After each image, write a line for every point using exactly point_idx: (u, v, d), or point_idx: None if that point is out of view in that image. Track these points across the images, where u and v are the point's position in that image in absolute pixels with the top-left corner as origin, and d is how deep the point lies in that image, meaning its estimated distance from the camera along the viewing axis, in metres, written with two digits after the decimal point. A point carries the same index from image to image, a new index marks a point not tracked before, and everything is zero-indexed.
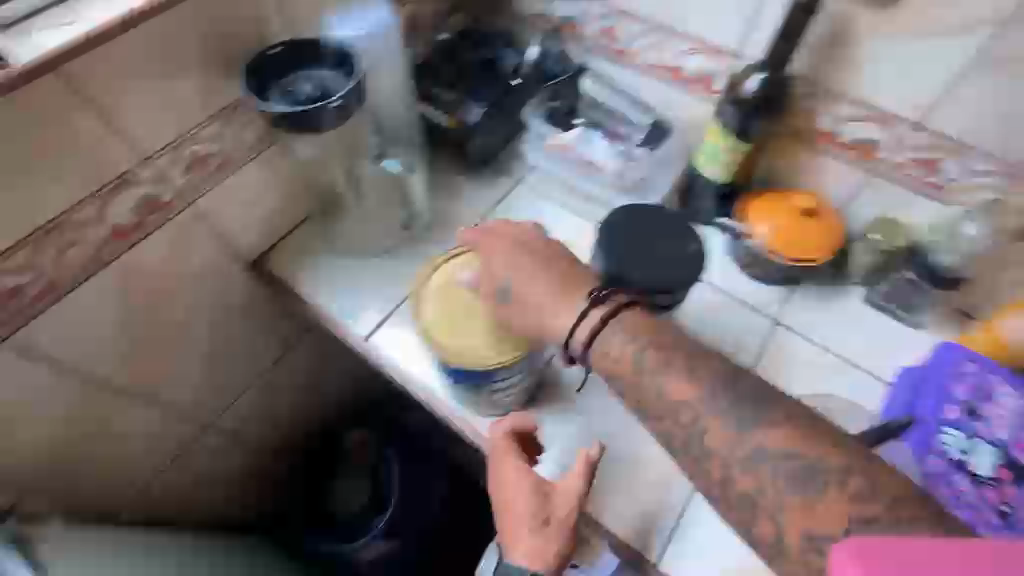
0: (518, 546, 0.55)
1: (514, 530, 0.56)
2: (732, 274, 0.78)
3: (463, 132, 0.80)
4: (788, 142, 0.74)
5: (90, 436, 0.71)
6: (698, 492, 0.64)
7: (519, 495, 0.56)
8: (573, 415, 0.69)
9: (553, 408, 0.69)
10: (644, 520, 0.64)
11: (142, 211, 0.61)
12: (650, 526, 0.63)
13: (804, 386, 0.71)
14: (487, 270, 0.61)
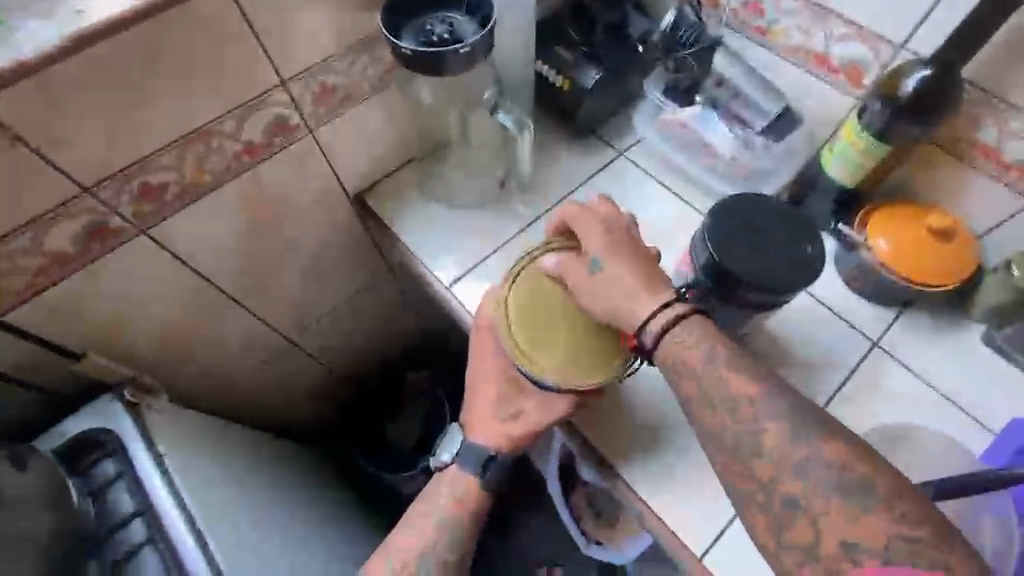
0: (480, 428, 0.67)
1: (479, 416, 0.68)
2: (836, 287, 0.73)
3: (577, 96, 0.78)
4: (938, 154, 0.67)
5: (198, 331, 0.79)
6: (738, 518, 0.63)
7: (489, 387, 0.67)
8: (628, 412, 0.69)
9: (612, 402, 0.70)
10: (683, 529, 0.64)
11: (272, 131, 0.65)
12: (687, 536, 0.64)
13: (895, 416, 0.66)
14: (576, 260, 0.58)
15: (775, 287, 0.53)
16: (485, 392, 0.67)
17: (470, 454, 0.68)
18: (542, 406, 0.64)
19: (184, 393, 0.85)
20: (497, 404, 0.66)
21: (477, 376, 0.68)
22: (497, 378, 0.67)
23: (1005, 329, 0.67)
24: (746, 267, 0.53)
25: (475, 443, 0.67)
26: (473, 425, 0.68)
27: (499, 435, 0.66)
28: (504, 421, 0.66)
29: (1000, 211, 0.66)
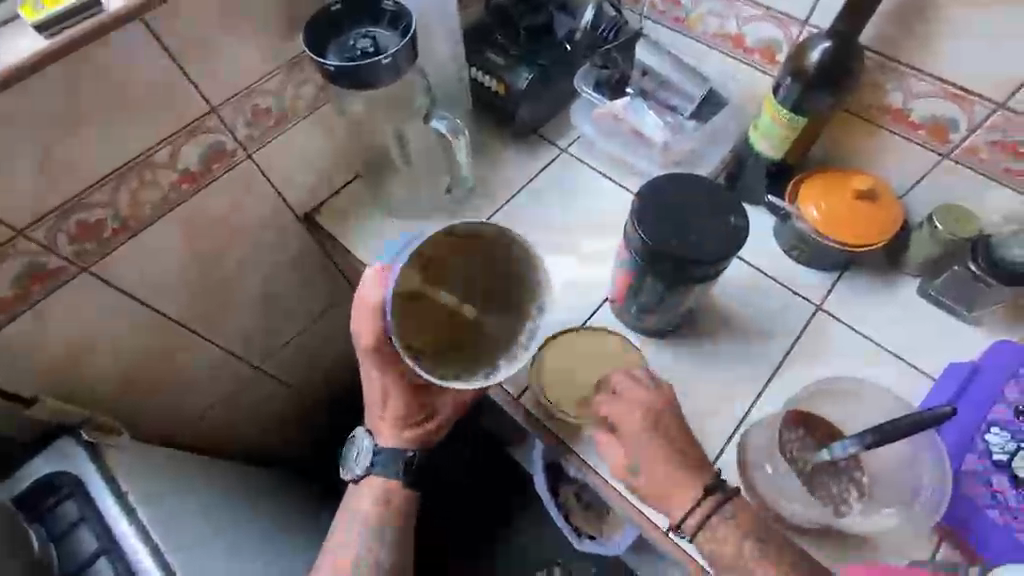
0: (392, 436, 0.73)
1: (386, 424, 0.73)
2: (775, 257, 0.76)
3: (511, 98, 0.80)
4: (855, 121, 0.69)
5: (158, 364, 0.79)
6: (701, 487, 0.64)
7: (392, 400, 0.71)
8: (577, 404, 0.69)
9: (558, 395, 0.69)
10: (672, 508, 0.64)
11: (208, 158, 0.66)
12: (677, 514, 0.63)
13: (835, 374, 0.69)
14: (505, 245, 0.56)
15: (704, 261, 0.55)
16: (393, 397, 0.70)
17: (382, 460, 0.73)
18: (453, 397, 0.72)
19: (150, 428, 0.85)
20: (408, 407, 0.71)
21: (383, 386, 0.70)
22: (398, 391, 0.70)
23: (936, 279, 0.70)
24: (674, 246, 0.56)
25: (387, 446, 0.73)
26: (383, 429, 0.74)
27: (409, 436, 0.73)
28: (413, 418, 0.72)
29: (917, 169, 0.68)
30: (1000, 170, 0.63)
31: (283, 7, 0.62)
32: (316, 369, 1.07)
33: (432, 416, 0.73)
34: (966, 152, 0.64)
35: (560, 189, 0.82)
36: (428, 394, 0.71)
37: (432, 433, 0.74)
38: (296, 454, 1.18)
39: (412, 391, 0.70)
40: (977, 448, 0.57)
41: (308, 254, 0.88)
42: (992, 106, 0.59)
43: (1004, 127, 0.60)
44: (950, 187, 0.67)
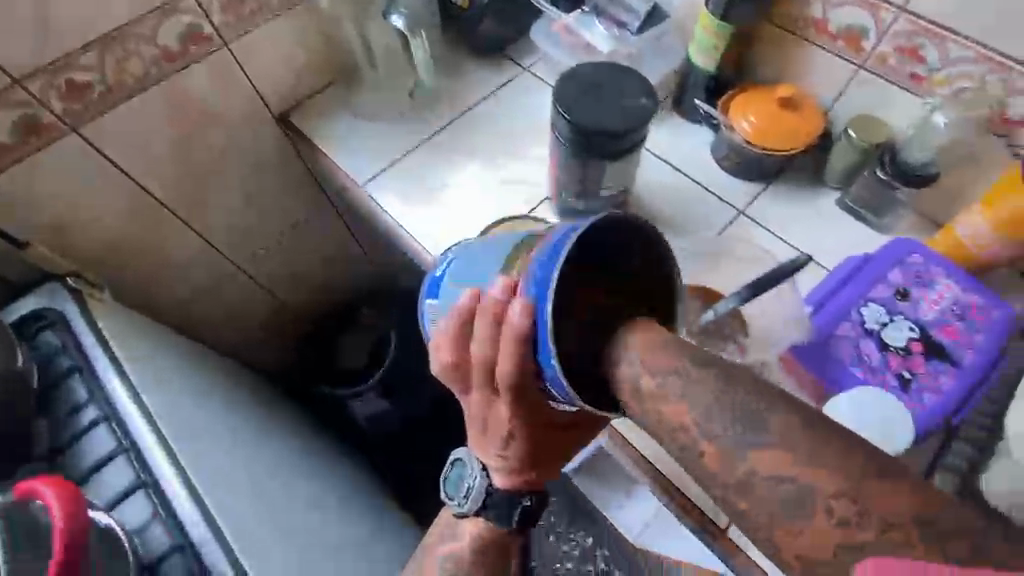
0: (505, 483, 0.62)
1: (503, 476, 0.62)
2: (709, 169, 0.81)
3: (476, 14, 0.86)
4: (781, 34, 0.74)
5: (143, 240, 0.87)
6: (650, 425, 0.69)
7: (509, 457, 0.59)
8: None
9: None
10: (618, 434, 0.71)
11: (187, 40, 0.73)
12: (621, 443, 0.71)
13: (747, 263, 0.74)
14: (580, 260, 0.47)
15: (620, 132, 0.61)
16: (512, 446, 0.57)
17: (496, 507, 0.64)
18: (573, 436, 0.59)
19: (137, 306, 0.94)
20: (528, 455, 0.58)
21: (500, 429, 0.55)
22: (515, 453, 0.58)
23: (851, 190, 0.75)
24: (591, 120, 0.61)
25: (501, 493, 0.63)
26: (498, 478, 0.62)
27: (530, 483, 0.62)
28: (528, 467, 0.60)
29: (837, 82, 0.73)
30: (906, 75, 0.67)
31: None
32: (296, 282, 1.15)
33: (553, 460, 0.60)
34: (877, 61, 0.68)
35: (518, 104, 0.89)
36: (549, 437, 0.57)
37: (548, 478, 0.63)
38: (278, 365, 1.27)
39: (531, 451, 0.58)
40: (852, 317, 0.62)
41: (290, 159, 0.95)
42: (896, 11, 0.64)
43: (906, 32, 0.64)
44: (866, 98, 0.72)
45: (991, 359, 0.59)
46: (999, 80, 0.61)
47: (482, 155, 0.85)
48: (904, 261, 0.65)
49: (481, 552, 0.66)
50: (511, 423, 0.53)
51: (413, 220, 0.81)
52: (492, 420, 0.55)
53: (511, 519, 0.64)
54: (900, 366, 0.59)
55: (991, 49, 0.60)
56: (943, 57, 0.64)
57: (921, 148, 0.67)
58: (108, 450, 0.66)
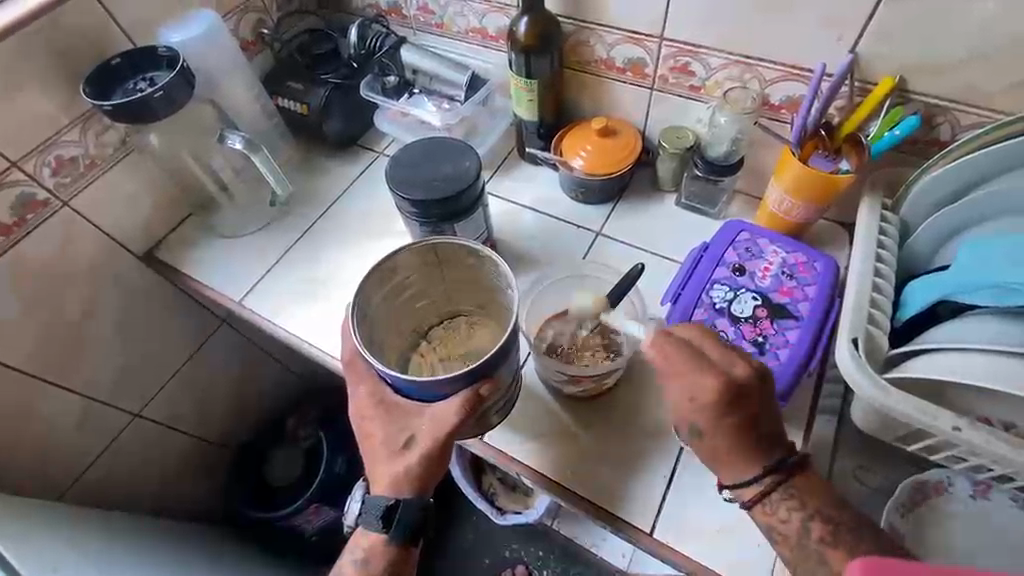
0: (376, 479, 0.61)
1: (375, 469, 0.62)
2: (560, 202, 0.88)
3: (316, 117, 0.91)
4: (582, 77, 0.85)
5: (15, 418, 0.82)
6: (627, 472, 0.65)
7: (370, 441, 0.61)
8: (531, 428, 0.69)
9: (513, 428, 0.69)
10: (602, 499, 0.64)
11: (21, 210, 0.73)
12: (614, 509, 0.63)
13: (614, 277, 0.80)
14: (684, 414, 0.55)
15: (453, 196, 0.66)
16: (371, 437, 0.61)
17: (371, 510, 0.60)
18: (429, 424, 0.58)
19: (28, 489, 0.87)
20: (385, 442, 0.60)
21: (358, 411, 0.62)
22: (372, 434, 0.60)
23: (682, 191, 0.85)
24: (424, 190, 0.66)
25: (377, 493, 0.61)
26: (374, 474, 0.61)
27: (401, 478, 0.59)
28: (394, 460, 0.60)
29: (640, 103, 0.84)
30: (687, 87, 0.78)
31: (69, 68, 0.72)
32: (205, 413, 1.11)
33: (416, 452, 0.59)
34: (661, 81, 0.79)
35: (376, 184, 0.93)
36: (404, 422, 0.59)
37: (426, 478, 0.60)
38: (207, 504, 1.19)
39: (387, 427, 0.60)
40: (704, 301, 0.69)
41: (163, 293, 0.94)
42: (658, 40, 0.75)
43: (674, 54, 0.76)
44: (666, 111, 0.83)
45: (824, 307, 0.67)
46: (754, 75, 0.73)
47: (351, 243, 0.87)
48: (736, 240, 0.73)
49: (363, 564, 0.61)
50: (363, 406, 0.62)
51: (296, 322, 0.81)
52: (357, 407, 0.62)
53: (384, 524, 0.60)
54: (753, 333, 0.66)
55: (738, 55, 0.72)
56: (706, 68, 0.75)
57: (720, 143, 0.77)
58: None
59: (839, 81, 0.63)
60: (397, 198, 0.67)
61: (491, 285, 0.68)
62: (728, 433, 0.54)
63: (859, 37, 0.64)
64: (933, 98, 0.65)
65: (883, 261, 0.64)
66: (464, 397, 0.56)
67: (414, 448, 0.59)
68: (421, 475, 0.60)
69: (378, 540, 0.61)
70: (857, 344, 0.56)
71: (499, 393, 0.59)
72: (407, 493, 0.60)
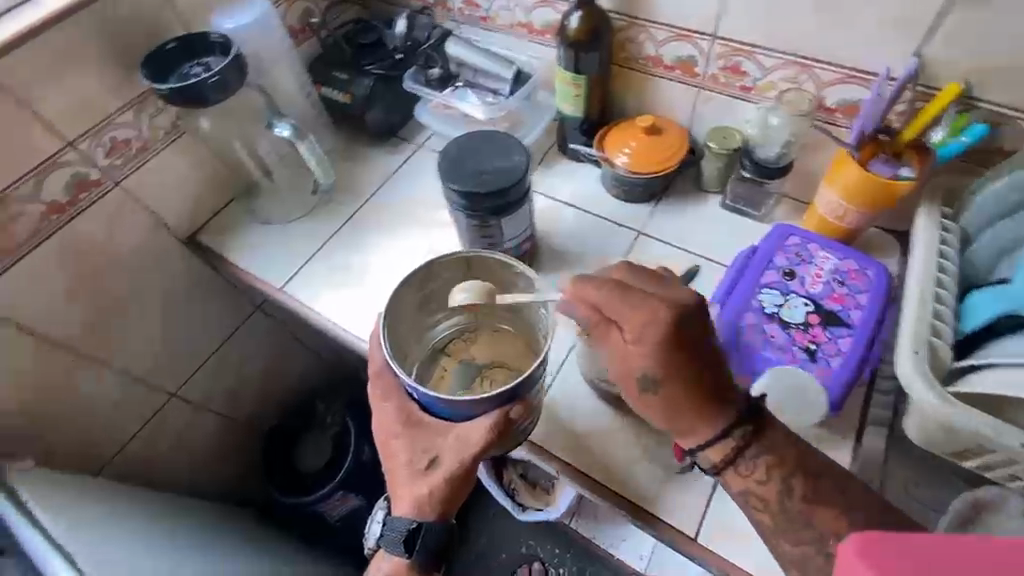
0: (401, 499, 0.64)
1: (399, 489, 0.64)
2: (599, 199, 0.88)
3: (359, 106, 0.92)
4: (632, 74, 0.84)
5: (58, 393, 0.83)
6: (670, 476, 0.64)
7: (397, 460, 0.64)
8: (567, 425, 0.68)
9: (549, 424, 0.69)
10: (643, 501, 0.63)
11: (75, 189, 0.74)
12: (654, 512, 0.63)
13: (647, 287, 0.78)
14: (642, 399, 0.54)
15: (500, 189, 0.66)
16: (398, 459, 0.64)
17: (393, 532, 0.64)
18: (453, 448, 0.61)
19: (65, 465, 0.88)
20: (412, 465, 0.63)
21: (385, 433, 0.65)
22: (398, 456, 0.64)
23: (728, 192, 0.83)
24: (464, 183, 0.66)
25: (400, 514, 0.64)
26: (398, 494, 0.65)
27: (425, 499, 0.62)
28: (419, 482, 0.63)
29: (687, 103, 0.82)
30: (738, 88, 0.77)
31: (126, 50, 0.73)
32: (236, 395, 1.12)
33: (441, 476, 0.62)
34: (711, 80, 0.78)
35: (415, 176, 0.93)
36: (431, 443, 0.63)
37: (451, 499, 0.63)
38: (231, 488, 1.20)
39: (415, 446, 0.63)
40: (752, 306, 0.67)
41: (203, 276, 0.95)
42: (711, 39, 0.74)
43: (726, 53, 0.74)
44: (714, 113, 0.81)
45: (878, 317, 0.65)
46: (808, 77, 0.71)
47: (388, 233, 0.88)
48: (784, 246, 0.71)
49: None
50: (393, 421, 0.65)
51: (335, 310, 0.81)
52: (383, 426, 0.66)
53: (405, 545, 0.63)
54: (804, 340, 0.64)
55: (793, 55, 0.70)
56: (760, 68, 0.74)
57: (773, 144, 0.76)
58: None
59: (903, 86, 0.62)
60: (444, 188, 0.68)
61: (523, 312, 0.69)
62: (686, 411, 0.53)
63: (926, 40, 0.62)
64: (1001, 105, 0.63)
65: (945, 272, 0.62)
66: (509, 424, 0.59)
67: (440, 476, 0.62)
68: (447, 496, 0.63)
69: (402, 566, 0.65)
70: (921, 352, 0.55)
71: (529, 415, 0.61)
72: (431, 514, 0.63)
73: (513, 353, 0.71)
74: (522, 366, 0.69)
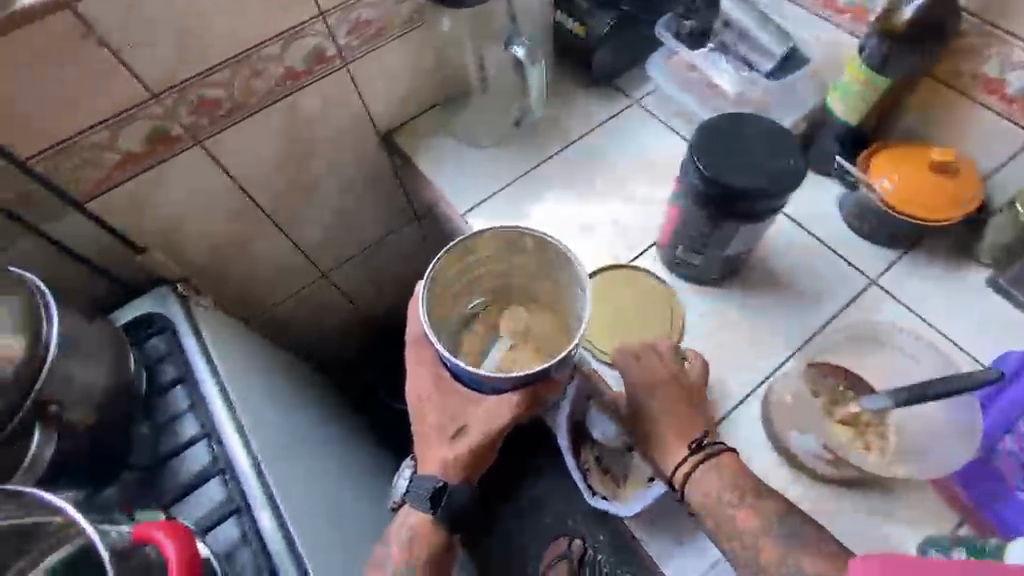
0: (429, 460, 0.62)
1: (428, 450, 0.63)
2: (832, 224, 0.74)
3: (589, 43, 0.82)
4: (946, 92, 0.67)
5: (241, 244, 0.89)
6: None
7: (428, 421, 0.63)
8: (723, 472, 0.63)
9: None
10: None
11: (311, 60, 0.74)
12: None
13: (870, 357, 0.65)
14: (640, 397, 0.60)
15: (762, 194, 0.56)
16: (429, 421, 0.62)
17: (417, 491, 0.62)
18: (484, 414, 0.60)
19: (228, 308, 0.96)
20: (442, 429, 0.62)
21: (418, 395, 0.63)
22: (430, 416, 0.62)
23: (1010, 270, 0.67)
24: (731, 176, 0.56)
25: (424, 475, 0.62)
26: (424, 455, 0.63)
27: (452, 462, 0.61)
28: (449, 444, 0.61)
29: (1003, 148, 0.66)
30: None
31: None
32: (374, 291, 1.14)
33: (469, 441, 0.61)
34: None
35: (624, 134, 0.84)
36: (462, 408, 0.61)
37: (477, 465, 0.62)
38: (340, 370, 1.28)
39: (447, 408, 0.62)
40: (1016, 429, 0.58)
41: (384, 173, 0.95)
42: None
43: None
44: None
45: None
46: None
47: (580, 189, 0.81)
48: None
49: (406, 546, 0.62)
50: (426, 385, 0.63)
51: None
52: (414, 387, 0.64)
53: (430, 504, 0.61)
54: None
55: None
56: None
57: None
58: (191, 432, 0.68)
59: None
60: (692, 168, 0.59)
61: (543, 282, 0.65)
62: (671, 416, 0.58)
63: None
64: None
65: None
66: (536, 395, 0.57)
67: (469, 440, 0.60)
68: (472, 462, 0.61)
69: (425, 526, 0.62)
70: None
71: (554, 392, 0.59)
72: (457, 477, 0.61)
73: (537, 328, 0.66)
74: (556, 346, 0.64)
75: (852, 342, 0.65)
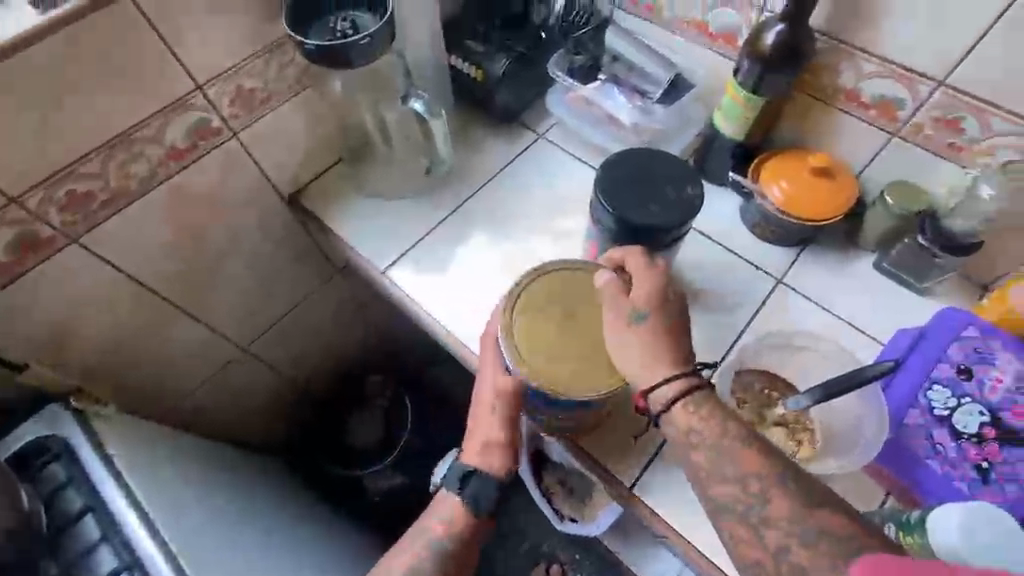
0: (474, 453, 0.66)
1: (473, 442, 0.66)
2: (737, 233, 0.79)
3: (488, 87, 0.83)
4: (814, 103, 0.74)
5: (143, 336, 0.81)
6: None
7: (480, 419, 0.65)
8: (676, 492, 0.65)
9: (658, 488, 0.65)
10: None
11: (195, 135, 0.69)
12: None
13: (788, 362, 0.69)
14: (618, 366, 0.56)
15: (666, 227, 0.59)
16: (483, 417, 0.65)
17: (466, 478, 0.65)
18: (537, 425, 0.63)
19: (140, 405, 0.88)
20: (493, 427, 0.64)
21: (487, 397, 0.64)
22: (485, 414, 0.65)
23: (891, 255, 0.73)
24: (637, 213, 0.59)
25: (468, 463, 0.66)
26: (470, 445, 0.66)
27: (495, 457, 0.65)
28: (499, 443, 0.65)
29: (871, 148, 0.73)
30: (945, 145, 0.67)
31: None
32: (301, 357, 1.08)
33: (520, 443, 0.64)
34: (913, 129, 0.68)
35: (535, 169, 0.85)
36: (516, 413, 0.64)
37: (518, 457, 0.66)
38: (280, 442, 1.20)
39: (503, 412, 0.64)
40: (919, 403, 0.66)
41: (295, 236, 0.90)
42: (935, 84, 0.64)
43: (945, 104, 0.64)
44: (901, 165, 0.72)
45: None
46: None
47: (502, 229, 0.81)
48: (962, 337, 0.67)
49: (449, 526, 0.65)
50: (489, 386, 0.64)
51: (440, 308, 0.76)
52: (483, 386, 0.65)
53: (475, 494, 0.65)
54: (976, 455, 0.63)
55: None
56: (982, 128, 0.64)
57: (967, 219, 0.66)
58: (109, 568, 0.60)
59: None
60: (598, 207, 0.61)
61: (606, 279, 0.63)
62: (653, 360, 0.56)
63: None
64: None
65: None
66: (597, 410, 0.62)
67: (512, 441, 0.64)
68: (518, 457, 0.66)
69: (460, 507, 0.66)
70: None
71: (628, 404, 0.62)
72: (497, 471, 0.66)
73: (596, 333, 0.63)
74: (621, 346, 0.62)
75: (777, 349, 0.69)
